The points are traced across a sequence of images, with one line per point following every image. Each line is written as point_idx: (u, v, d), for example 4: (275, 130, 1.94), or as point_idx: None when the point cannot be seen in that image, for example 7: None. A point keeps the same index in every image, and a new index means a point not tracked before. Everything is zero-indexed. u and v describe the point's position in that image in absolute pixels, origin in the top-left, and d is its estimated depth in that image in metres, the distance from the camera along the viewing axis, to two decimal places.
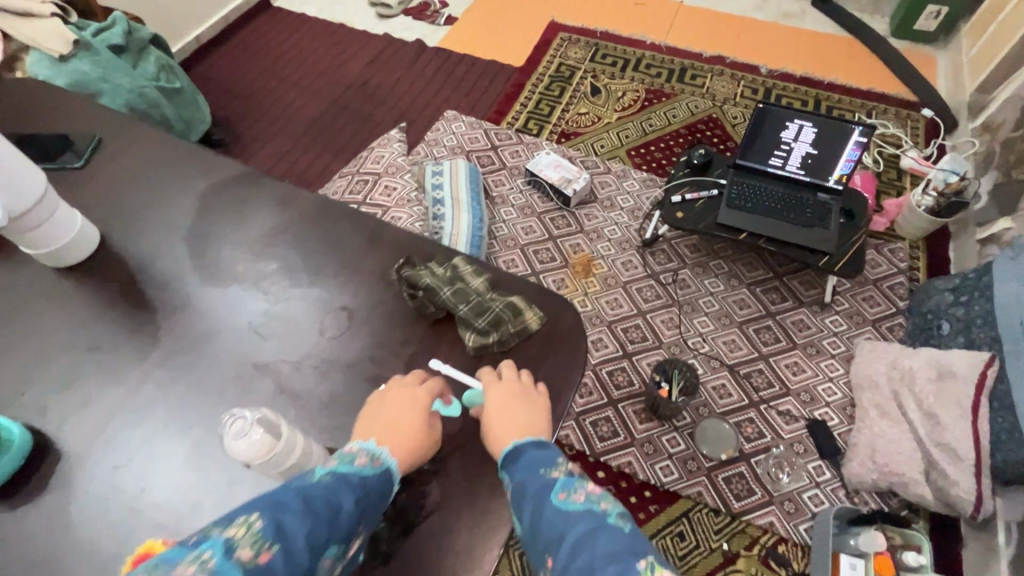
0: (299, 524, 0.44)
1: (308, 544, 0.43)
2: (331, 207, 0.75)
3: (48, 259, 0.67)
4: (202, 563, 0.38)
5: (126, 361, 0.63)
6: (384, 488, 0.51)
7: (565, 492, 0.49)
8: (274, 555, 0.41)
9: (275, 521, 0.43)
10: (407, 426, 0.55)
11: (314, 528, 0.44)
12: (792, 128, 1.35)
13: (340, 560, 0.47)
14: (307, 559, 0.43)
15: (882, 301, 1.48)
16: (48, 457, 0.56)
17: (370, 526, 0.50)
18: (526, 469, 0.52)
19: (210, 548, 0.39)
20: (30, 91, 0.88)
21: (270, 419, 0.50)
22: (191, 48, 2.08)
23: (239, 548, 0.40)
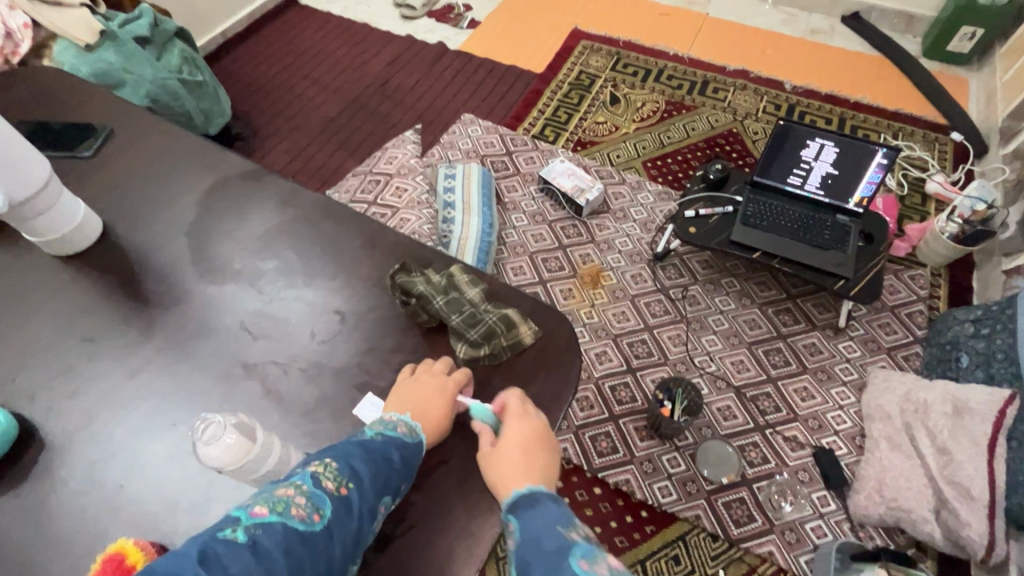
0: (370, 467, 0.50)
1: (378, 484, 0.50)
2: (333, 208, 0.74)
3: (49, 247, 0.67)
4: (299, 489, 0.47)
5: (117, 354, 0.62)
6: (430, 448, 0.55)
7: (586, 559, 0.44)
8: (351, 490, 0.49)
9: (351, 462, 0.50)
10: (435, 412, 0.56)
11: (382, 471, 0.51)
12: (813, 146, 1.32)
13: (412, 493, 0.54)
14: (379, 495, 0.50)
15: (899, 329, 1.43)
16: (32, 446, 0.56)
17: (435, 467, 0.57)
18: (539, 523, 0.49)
19: (304, 479, 0.48)
20: (49, 79, 0.90)
21: (246, 426, 0.51)
22: (217, 42, 2.11)
23: (324, 482, 0.48)
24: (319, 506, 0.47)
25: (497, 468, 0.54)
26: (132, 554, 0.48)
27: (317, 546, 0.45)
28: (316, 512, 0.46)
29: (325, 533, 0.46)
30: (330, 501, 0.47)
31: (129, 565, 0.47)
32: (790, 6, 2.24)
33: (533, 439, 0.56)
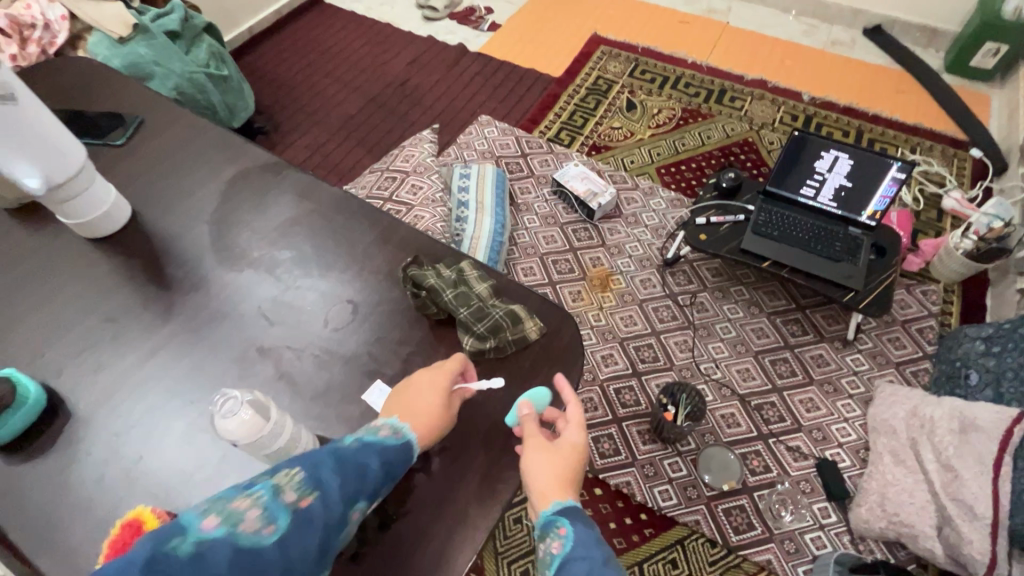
0: (336, 475, 0.49)
1: (345, 495, 0.48)
2: (349, 202, 0.77)
3: (80, 229, 0.71)
4: (256, 499, 0.45)
5: (140, 334, 0.65)
6: (407, 455, 0.54)
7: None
8: (313, 501, 0.46)
9: (315, 472, 0.48)
10: (425, 413, 0.56)
11: (349, 481, 0.49)
12: (827, 158, 1.32)
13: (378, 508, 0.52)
14: (345, 505, 0.48)
15: (908, 344, 1.42)
16: (58, 416, 0.59)
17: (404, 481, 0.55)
18: (590, 546, 0.49)
19: (263, 488, 0.46)
20: (85, 70, 0.94)
21: (262, 404, 0.51)
22: (244, 37, 2.17)
23: (285, 492, 0.46)
24: (278, 517, 0.44)
25: (547, 464, 0.55)
26: (149, 520, 0.50)
27: (272, 560, 0.42)
28: (274, 523, 0.44)
29: (282, 546, 0.43)
30: (290, 512, 0.45)
31: (146, 531, 0.49)
32: (812, 17, 2.24)
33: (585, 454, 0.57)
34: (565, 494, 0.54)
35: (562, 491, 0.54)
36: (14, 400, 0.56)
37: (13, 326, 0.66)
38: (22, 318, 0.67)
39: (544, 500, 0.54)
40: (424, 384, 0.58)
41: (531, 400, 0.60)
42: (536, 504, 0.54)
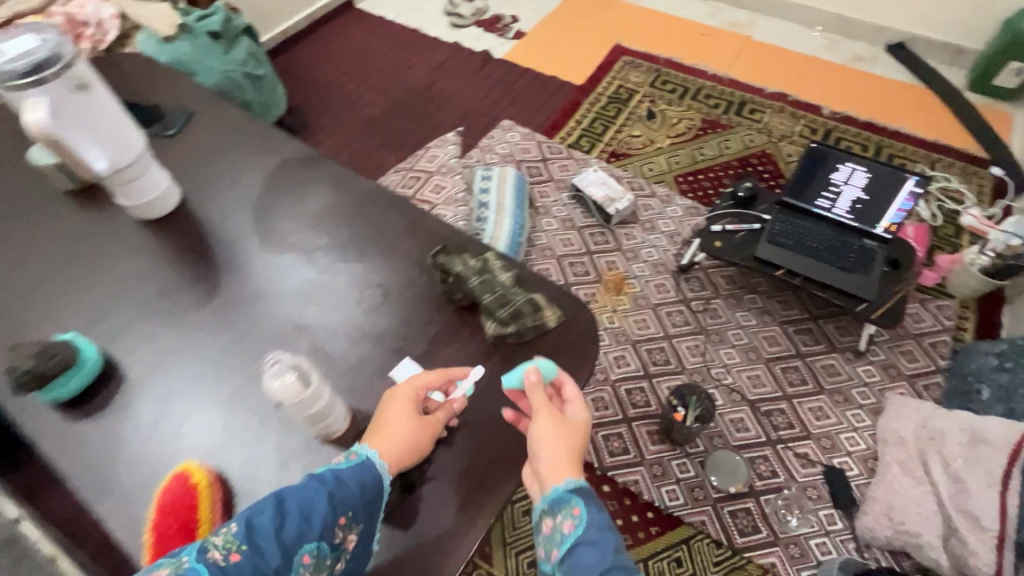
0: (268, 525, 0.49)
1: (280, 542, 0.49)
2: (382, 194, 0.82)
3: (136, 210, 0.76)
4: (179, 566, 0.46)
5: (186, 308, 0.71)
6: (356, 483, 0.55)
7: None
8: (242, 556, 0.47)
9: (245, 525, 0.49)
10: (402, 428, 0.59)
11: (283, 527, 0.49)
12: (844, 170, 1.43)
13: (332, 552, 0.52)
14: (281, 555, 0.48)
15: (921, 357, 1.43)
16: (112, 379, 0.65)
17: (359, 522, 0.55)
18: (601, 530, 0.56)
19: (189, 554, 0.47)
20: (139, 65, 1.00)
21: (304, 364, 0.57)
22: (278, 39, 2.25)
23: (212, 551, 0.46)
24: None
25: (559, 440, 0.59)
26: (195, 474, 0.56)
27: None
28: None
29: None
30: (216, 570, 0.45)
31: (193, 483, 0.55)
32: (834, 33, 2.26)
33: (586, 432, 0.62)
34: (575, 472, 0.59)
35: (574, 469, 0.58)
36: (75, 361, 0.61)
37: (69, 297, 0.72)
38: (80, 290, 0.72)
39: (557, 475, 0.57)
40: (397, 407, 0.60)
41: (542, 368, 0.62)
42: (548, 476, 0.58)
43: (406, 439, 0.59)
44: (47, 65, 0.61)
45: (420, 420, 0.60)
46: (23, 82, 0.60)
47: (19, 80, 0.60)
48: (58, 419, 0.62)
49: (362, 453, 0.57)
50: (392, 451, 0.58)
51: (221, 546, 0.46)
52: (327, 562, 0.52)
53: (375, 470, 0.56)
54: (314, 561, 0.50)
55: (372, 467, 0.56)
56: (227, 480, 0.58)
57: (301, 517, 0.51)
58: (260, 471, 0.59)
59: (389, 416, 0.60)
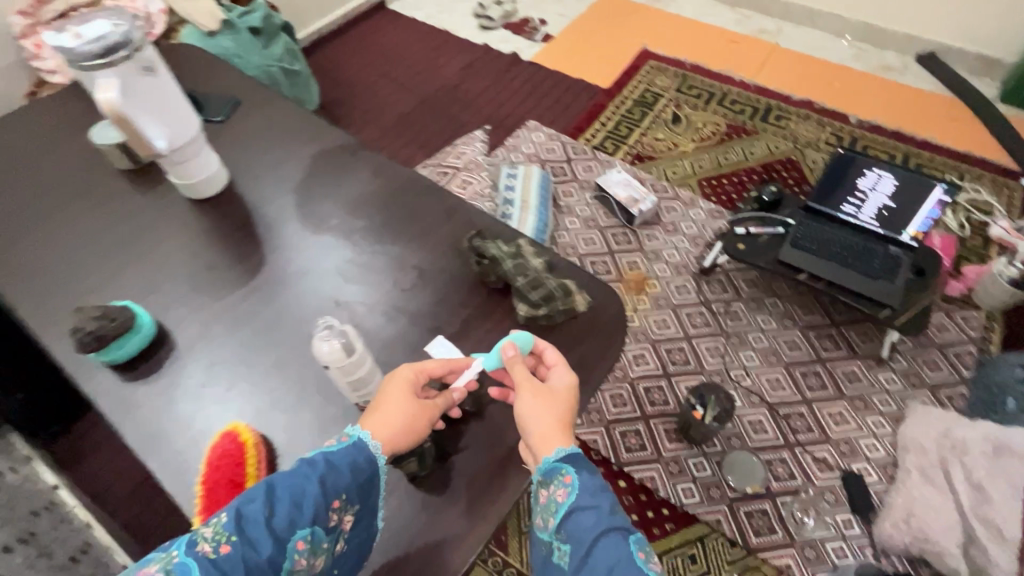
0: (258, 514, 0.50)
1: (270, 531, 0.50)
2: (418, 181, 0.85)
3: (187, 190, 0.81)
4: (168, 561, 0.47)
5: (232, 282, 0.74)
6: (348, 468, 0.56)
7: (643, 551, 0.52)
8: (232, 546, 0.48)
9: (234, 515, 0.50)
10: (401, 412, 0.60)
11: (273, 516, 0.51)
12: (871, 176, 1.46)
13: (328, 536, 0.54)
14: (273, 543, 0.50)
15: (945, 367, 1.42)
16: (163, 345, 0.69)
17: (353, 503, 0.56)
18: (595, 495, 0.56)
19: (178, 547, 0.48)
20: (189, 55, 1.05)
21: (350, 331, 0.60)
22: (312, 37, 2.31)
23: (201, 543, 0.48)
24: (191, 570, 0.46)
25: (546, 409, 0.60)
26: (243, 433, 0.59)
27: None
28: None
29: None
30: (207, 562, 0.46)
31: (241, 440, 0.59)
32: (864, 42, 2.25)
33: (575, 396, 0.63)
34: (565, 439, 0.59)
35: (564, 437, 0.59)
36: (132, 326, 0.65)
37: (124, 268, 0.76)
38: (133, 262, 0.76)
39: (547, 445, 0.58)
40: (393, 390, 0.61)
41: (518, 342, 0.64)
42: (539, 447, 0.59)
43: (404, 423, 0.60)
44: (117, 49, 0.65)
45: (417, 403, 0.61)
46: (95, 63, 0.65)
47: (91, 61, 0.65)
48: (113, 380, 0.66)
49: (353, 436, 0.58)
50: (390, 433, 0.59)
51: (211, 538, 0.48)
52: (324, 545, 0.53)
53: (366, 452, 0.57)
54: (309, 546, 0.52)
55: (364, 448, 0.57)
56: (271, 442, 0.61)
57: (291, 504, 0.52)
58: (302, 436, 0.62)
59: (385, 398, 0.60)
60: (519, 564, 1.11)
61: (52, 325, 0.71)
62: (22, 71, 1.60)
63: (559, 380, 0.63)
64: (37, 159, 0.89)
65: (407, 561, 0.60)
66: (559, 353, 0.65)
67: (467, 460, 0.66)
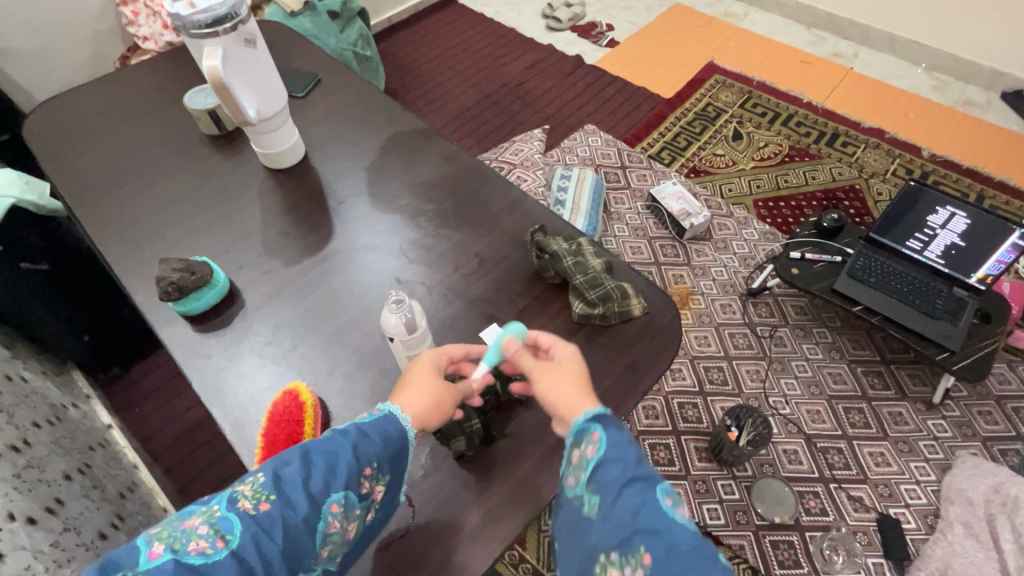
0: (296, 475, 0.51)
1: (307, 492, 0.51)
2: (485, 173, 0.87)
3: (268, 159, 0.85)
4: (209, 516, 0.48)
5: (301, 250, 0.78)
6: (381, 436, 0.57)
7: (671, 497, 0.48)
8: (272, 504, 0.49)
9: (272, 476, 0.51)
10: (424, 395, 0.60)
11: (310, 478, 0.52)
12: (942, 214, 1.28)
13: (359, 503, 0.55)
14: (311, 503, 0.51)
15: (1001, 421, 1.35)
16: (234, 303, 0.72)
17: (383, 474, 0.57)
18: (622, 448, 0.53)
19: (219, 503, 0.49)
20: (277, 32, 1.10)
21: (415, 310, 0.63)
22: (382, 25, 2.38)
23: (242, 500, 0.49)
24: (233, 525, 0.47)
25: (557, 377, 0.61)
26: (303, 393, 0.62)
27: (231, 565, 0.45)
28: (229, 533, 0.47)
29: (239, 553, 0.46)
30: (248, 517, 0.48)
31: (301, 399, 0.61)
32: (945, 73, 2.16)
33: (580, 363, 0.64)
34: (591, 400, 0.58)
35: (590, 398, 0.58)
36: (210, 281, 0.69)
37: (203, 227, 0.80)
38: (212, 222, 0.81)
39: (576, 411, 0.58)
40: (418, 369, 0.62)
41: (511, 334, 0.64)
42: (567, 415, 0.59)
43: (431, 402, 0.60)
44: (224, 21, 0.69)
45: (439, 381, 0.62)
46: (203, 31, 0.68)
47: (200, 30, 0.68)
48: (188, 330, 0.70)
49: (383, 410, 0.59)
50: (421, 411, 0.60)
51: (250, 496, 0.49)
52: (355, 512, 0.55)
53: (396, 422, 0.58)
54: (342, 510, 0.53)
55: (394, 419, 0.58)
56: (328, 406, 0.64)
57: (326, 468, 0.53)
58: (358, 402, 0.64)
59: (411, 382, 0.62)
60: (534, 561, 1.12)
61: (135, 272, 0.76)
62: (118, 35, 1.71)
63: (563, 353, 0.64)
64: (134, 119, 0.95)
65: (445, 537, 0.61)
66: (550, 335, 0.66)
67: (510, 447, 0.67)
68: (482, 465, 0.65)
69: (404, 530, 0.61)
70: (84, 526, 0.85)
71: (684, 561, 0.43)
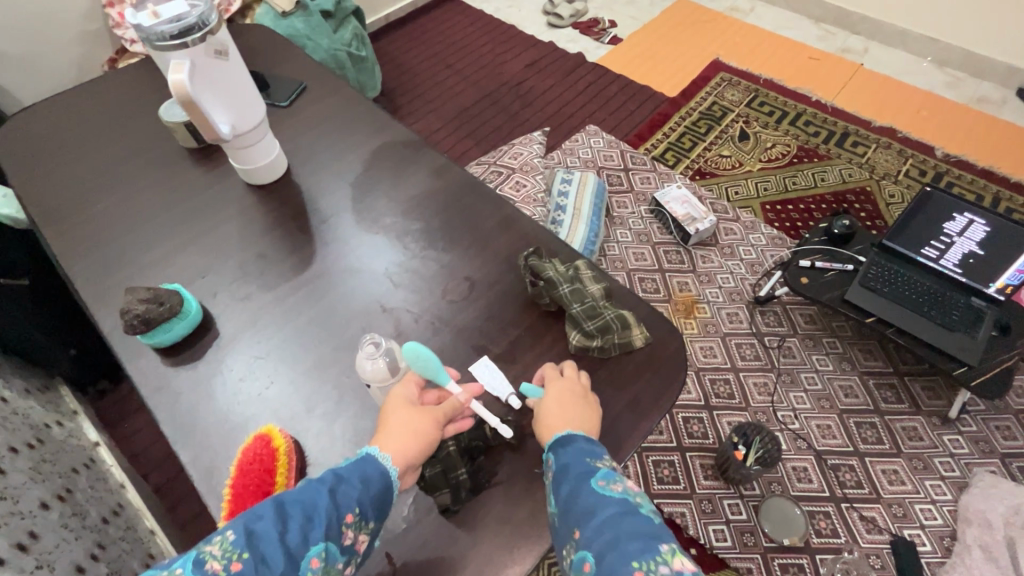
0: (270, 529, 0.46)
1: (283, 546, 0.45)
2: (477, 187, 0.82)
3: (246, 175, 0.80)
4: None
5: (280, 275, 0.73)
6: (363, 478, 0.52)
7: (604, 478, 0.53)
8: (244, 564, 0.44)
9: (243, 532, 0.45)
10: (400, 422, 0.56)
11: (286, 530, 0.46)
12: (959, 220, 1.24)
13: (342, 556, 0.49)
14: (287, 559, 0.45)
15: (1020, 436, 1.29)
16: (208, 334, 0.68)
17: (369, 521, 0.51)
18: (572, 452, 0.55)
19: (183, 566, 0.43)
20: (261, 36, 1.06)
21: (396, 349, 0.62)
22: (378, 24, 2.32)
23: (210, 562, 0.43)
24: None
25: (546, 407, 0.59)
26: (276, 438, 0.58)
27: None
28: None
29: None
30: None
31: (273, 446, 0.57)
32: (959, 70, 2.08)
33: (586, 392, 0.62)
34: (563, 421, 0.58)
35: (560, 420, 0.58)
36: (180, 312, 0.65)
37: (177, 249, 0.76)
38: (187, 243, 0.76)
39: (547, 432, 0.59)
40: (400, 390, 0.59)
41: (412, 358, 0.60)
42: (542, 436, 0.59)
43: (407, 428, 0.56)
44: (192, 31, 0.64)
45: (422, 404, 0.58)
46: (169, 43, 0.63)
47: (165, 42, 0.63)
48: (158, 363, 0.66)
49: (362, 452, 0.55)
50: (399, 440, 0.55)
51: (219, 556, 0.43)
52: (338, 566, 0.48)
53: (376, 463, 0.53)
54: (324, 564, 0.46)
55: (373, 460, 0.53)
56: (304, 450, 0.60)
57: (303, 519, 0.48)
58: (336, 443, 0.60)
59: (388, 412, 0.57)
60: None
61: (105, 299, 0.71)
62: (105, 37, 1.66)
63: (565, 367, 0.63)
64: (110, 131, 0.90)
65: None
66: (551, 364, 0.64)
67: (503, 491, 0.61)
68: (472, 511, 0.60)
69: None
70: (59, 562, 0.81)
71: (610, 530, 0.48)
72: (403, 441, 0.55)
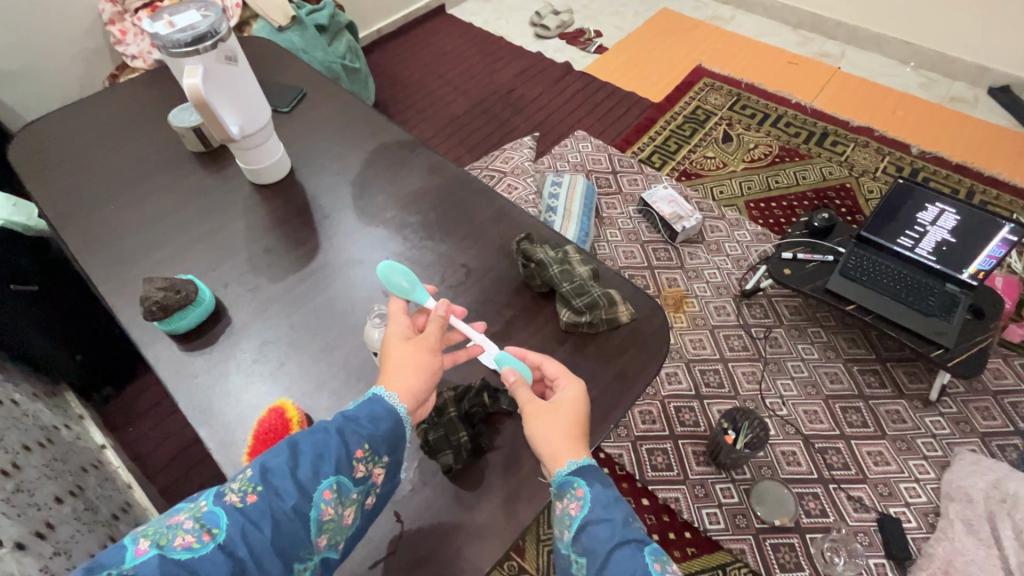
0: (282, 466, 0.52)
1: (295, 480, 0.51)
2: (471, 183, 0.87)
3: (252, 175, 0.85)
4: (195, 511, 0.48)
5: (287, 267, 0.78)
6: (373, 417, 0.57)
7: (658, 562, 0.52)
8: (259, 496, 0.50)
9: (259, 470, 0.51)
10: (400, 352, 0.60)
11: (297, 467, 0.52)
12: (931, 211, 1.26)
13: (356, 487, 0.55)
14: (300, 492, 0.51)
15: (998, 416, 1.34)
16: (221, 321, 0.72)
17: (380, 456, 0.57)
18: (619, 518, 0.55)
19: (206, 498, 0.49)
20: (262, 48, 1.11)
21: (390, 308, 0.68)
22: (371, 38, 2.39)
23: (229, 494, 0.49)
24: (220, 518, 0.47)
25: (555, 423, 0.59)
26: (289, 410, 0.62)
27: (219, 558, 0.45)
28: (216, 526, 0.47)
29: (227, 546, 0.46)
30: (235, 511, 0.48)
31: (287, 417, 0.61)
32: (932, 71, 2.17)
33: (584, 406, 0.61)
34: (577, 451, 0.58)
35: (575, 449, 0.58)
36: (195, 299, 0.69)
37: (189, 245, 0.80)
38: (198, 239, 0.81)
39: (559, 458, 0.57)
40: (393, 327, 0.63)
41: (399, 290, 0.66)
42: (549, 461, 0.58)
43: (409, 359, 0.60)
44: (204, 39, 0.69)
45: (415, 336, 0.62)
46: (183, 50, 0.69)
47: (179, 49, 0.69)
48: (174, 349, 0.70)
49: (369, 392, 0.59)
50: (402, 375, 0.59)
51: (237, 490, 0.49)
52: (352, 496, 0.55)
53: (384, 402, 0.58)
54: (336, 495, 0.53)
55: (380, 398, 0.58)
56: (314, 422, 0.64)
57: (314, 458, 0.53)
58: None
59: (388, 348, 0.61)
60: (535, 572, 1.08)
61: (121, 292, 0.76)
62: (106, 54, 1.72)
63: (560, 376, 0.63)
64: (121, 139, 0.95)
65: (431, 557, 0.59)
66: (542, 355, 0.66)
67: (500, 459, 0.65)
68: (471, 477, 0.64)
69: (392, 546, 0.60)
70: (75, 550, 0.84)
71: None
72: (405, 375, 0.59)
